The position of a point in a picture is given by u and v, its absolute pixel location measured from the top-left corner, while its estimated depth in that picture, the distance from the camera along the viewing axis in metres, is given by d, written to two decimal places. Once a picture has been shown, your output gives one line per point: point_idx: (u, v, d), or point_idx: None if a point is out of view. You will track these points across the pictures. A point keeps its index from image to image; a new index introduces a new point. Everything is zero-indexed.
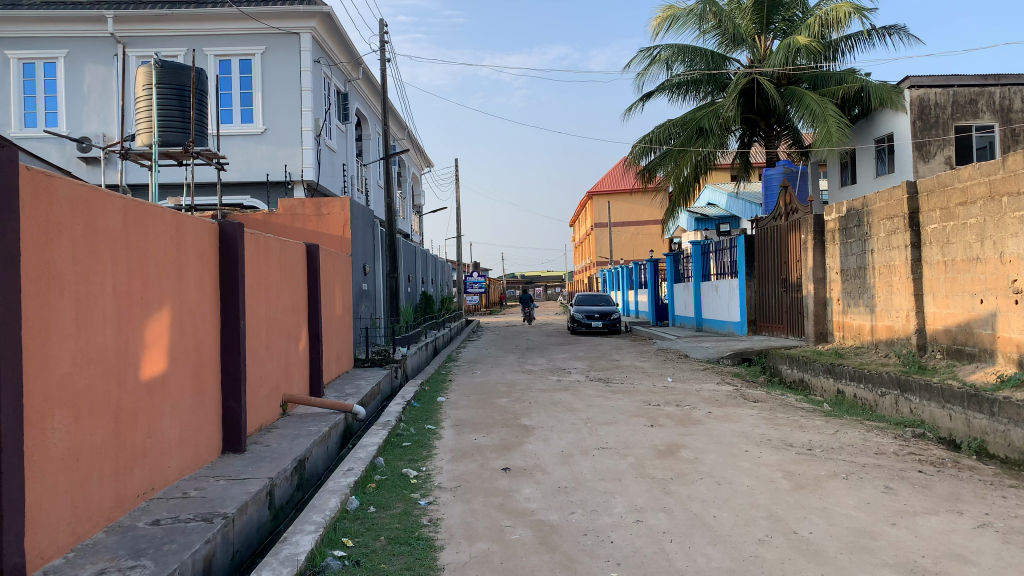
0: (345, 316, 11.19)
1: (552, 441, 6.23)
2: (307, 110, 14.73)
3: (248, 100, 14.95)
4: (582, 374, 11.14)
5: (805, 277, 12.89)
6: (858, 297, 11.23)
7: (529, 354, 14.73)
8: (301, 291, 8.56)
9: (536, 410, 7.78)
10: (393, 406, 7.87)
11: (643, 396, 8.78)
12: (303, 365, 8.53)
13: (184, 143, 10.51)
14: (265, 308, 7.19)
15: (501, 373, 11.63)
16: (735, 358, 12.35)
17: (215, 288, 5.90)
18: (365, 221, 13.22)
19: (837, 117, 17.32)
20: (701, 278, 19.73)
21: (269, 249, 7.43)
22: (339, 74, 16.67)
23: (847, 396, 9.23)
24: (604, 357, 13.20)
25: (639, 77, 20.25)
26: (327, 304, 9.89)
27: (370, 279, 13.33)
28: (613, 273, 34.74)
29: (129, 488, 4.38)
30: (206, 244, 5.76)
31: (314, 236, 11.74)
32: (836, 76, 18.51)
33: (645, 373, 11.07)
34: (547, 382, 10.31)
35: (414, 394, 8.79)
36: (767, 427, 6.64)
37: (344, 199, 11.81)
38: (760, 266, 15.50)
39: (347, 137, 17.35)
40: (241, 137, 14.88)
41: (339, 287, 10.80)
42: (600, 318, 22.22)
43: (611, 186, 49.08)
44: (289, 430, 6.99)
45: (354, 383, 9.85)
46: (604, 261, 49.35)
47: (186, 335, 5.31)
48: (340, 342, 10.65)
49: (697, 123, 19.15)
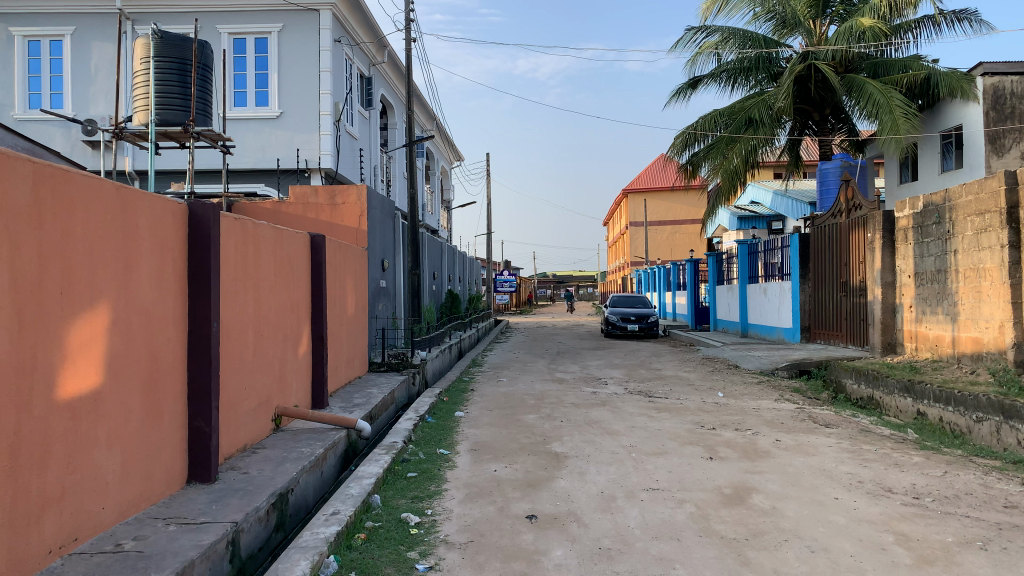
0: (359, 316, 10.17)
1: (589, 478, 5.06)
2: (327, 92, 13.76)
3: (263, 81, 13.98)
4: (621, 386, 9.93)
5: (871, 281, 11.55)
6: (936, 304, 9.86)
7: (562, 359, 13.55)
8: (302, 287, 7.53)
9: (570, 432, 6.61)
10: (402, 423, 6.78)
11: (693, 416, 7.56)
12: (303, 372, 7.49)
13: (184, 122, 9.61)
14: (253, 308, 6.16)
15: (530, 382, 10.47)
16: (790, 370, 11.07)
17: (180, 283, 4.85)
18: (385, 212, 12.17)
19: (904, 106, 15.88)
20: (748, 279, 18.38)
21: (261, 239, 6.39)
22: (363, 56, 15.66)
23: (929, 419, 7.90)
24: (644, 366, 11.97)
25: (689, 63, 18.96)
26: (335, 302, 8.84)
27: (389, 275, 12.25)
28: (650, 272, 33.37)
29: (34, 544, 3.32)
30: (170, 228, 4.73)
31: (326, 227, 10.74)
32: (901, 62, 17.11)
33: (692, 386, 9.83)
34: (581, 394, 9.15)
35: (428, 408, 7.68)
36: (853, 463, 5.39)
37: (361, 187, 10.75)
38: (816, 268, 14.17)
39: (370, 124, 16.35)
40: (255, 121, 13.91)
41: (352, 283, 9.77)
42: (637, 320, 21.00)
43: (647, 183, 47.65)
44: (276, 451, 5.95)
45: (365, 392, 8.80)
46: (639, 260, 47.97)
47: (135, 339, 4.27)
48: (351, 345, 9.60)
49: (746, 114, 17.93)
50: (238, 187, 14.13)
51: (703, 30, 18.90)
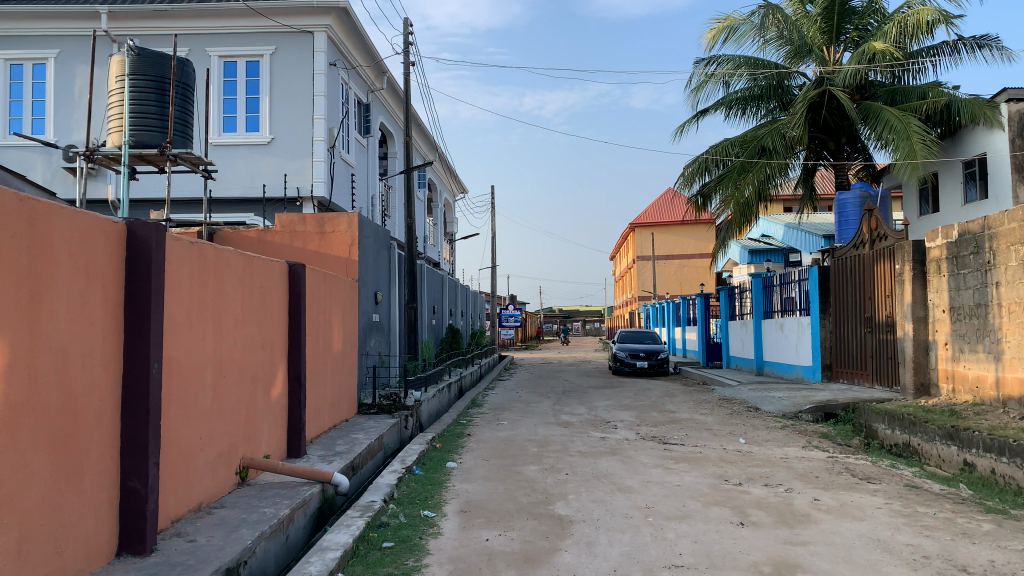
0: (347, 353, 9.40)
1: (599, 551, 4.22)
2: (321, 117, 13.17)
3: (254, 105, 13.41)
4: (632, 431, 9.08)
5: (899, 316, 10.74)
6: (975, 342, 9.00)
7: (568, 399, 12.70)
8: (277, 323, 6.78)
9: (577, 488, 5.76)
10: (384, 478, 5.96)
11: (715, 468, 6.71)
12: (275, 417, 6.70)
13: (161, 144, 8.96)
14: (213, 346, 5.39)
15: (533, 425, 9.61)
16: (815, 413, 10.19)
17: (112, 316, 4.09)
18: (380, 242, 11.45)
19: (922, 131, 15.19)
20: (762, 315, 17.57)
21: (226, 267, 5.64)
22: (361, 82, 15.13)
23: (979, 472, 6.99)
24: (656, 408, 11.11)
25: (694, 93, 18.41)
26: (318, 338, 8.07)
27: (383, 308, 11.48)
28: (659, 307, 32.55)
29: None
30: (102, 251, 3.99)
31: (315, 257, 10.03)
32: (918, 90, 16.36)
33: (709, 432, 8.96)
34: (589, 440, 8.32)
35: (417, 458, 6.85)
36: (912, 531, 4.52)
37: (352, 215, 10.04)
38: (839, 303, 13.37)
39: (368, 152, 15.76)
40: (245, 147, 13.31)
41: (339, 317, 9.03)
42: (646, 357, 20.17)
43: (655, 217, 47.04)
44: (235, 511, 5.13)
45: (349, 438, 8.00)
46: (647, 295, 47.22)
47: (43, 386, 3.50)
48: (336, 386, 8.81)
49: (758, 142, 17.28)
50: (228, 217, 13.47)
51: (710, 61, 18.39)
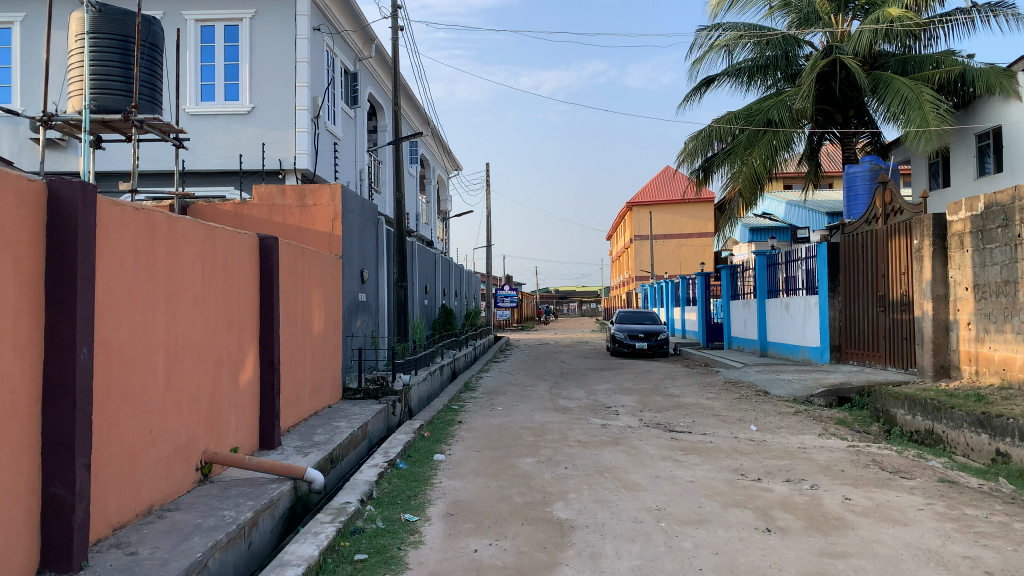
0: (330, 334, 8.78)
1: (605, 566, 3.61)
2: (303, 85, 12.45)
3: (233, 73, 12.69)
4: (635, 417, 8.48)
5: (917, 294, 10.13)
6: (1002, 321, 8.37)
7: (566, 382, 12.11)
8: (245, 303, 6.13)
9: (578, 485, 5.15)
10: (362, 475, 5.34)
11: (729, 460, 6.10)
12: (245, 406, 6.08)
13: (126, 109, 8.24)
14: (165, 327, 4.76)
15: (528, 411, 9.00)
16: (827, 397, 9.61)
17: (28, 290, 3.43)
18: (366, 216, 10.77)
19: (935, 102, 14.49)
20: (766, 294, 16.98)
21: (181, 238, 4.98)
22: (347, 49, 14.38)
23: (1015, 463, 6.36)
24: (658, 392, 10.52)
25: (697, 63, 17.70)
26: (295, 319, 7.44)
27: (370, 287, 10.85)
28: (657, 287, 31.95)
29: None
30: (13, 214, 3.33)
31: (295, 232, 9.36)
32: (931, 59, 15.69)
33: (718, 419, 8.37)
34: (589, 427, 7.72)
35: (401, 451, 6.23)
36: (967, 540, 3.92)
37: (335, 186, 9.35)
38: (850, 281, 12.78)
39: (356, 124, 15.05)
40: (224, 117, 12.60)
41: (320, 297, 8.40)
42: (645, 338, 19.57)
43: (653, 196, 46.33)
44: (190, 514, 4.53)
45: (330, 427, 7.38)
46: (644, 275, 46.62)
47: None
48: (317, 370, 8.19)
49: (764, 115, 16.58)
50: (206, 191, 12.77)
51: (715, 28, 17.65)
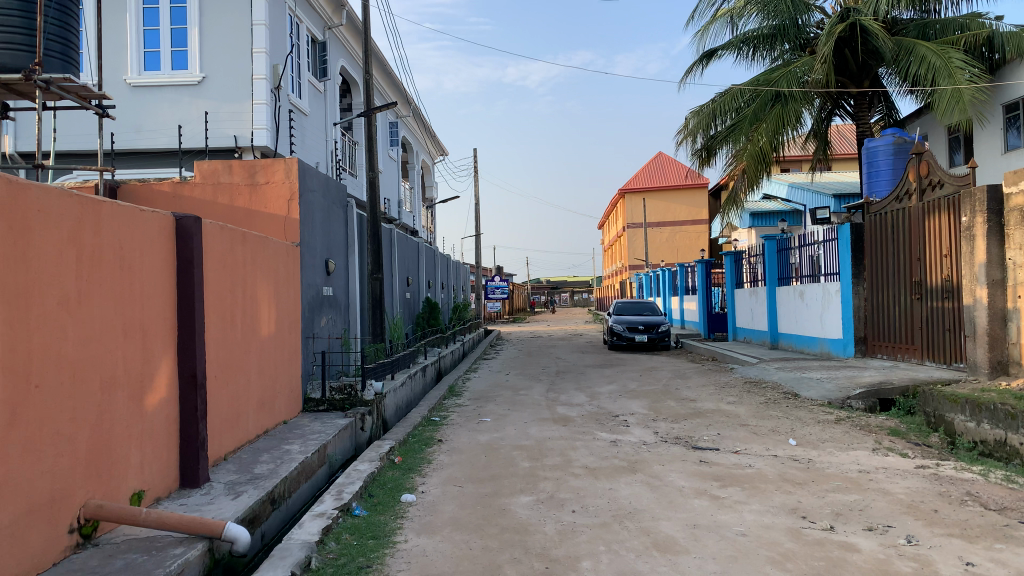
0: (285, 335, 7.39)
1: None
2: (262, 50, 11.20)
3: (181, 38, 11.46)
4: (649, 430, 7.14)
5: (966, 279, 8.81)
6: None
7: (563, 383, 10.77)
8: (152, 299, 4.72)
9: (593, 545, 3.80)
10: (300, 533, 3.96)
11: (782, 494, 4.75)
12: (155, 435, 4.69)
13: (29, 66, 6.81)
14: (9, 341, 3.36)
15: (521, 423, 7.63)
16: (866, 399, 8.28)
17: None
18: (332, 197, 9.35)
19: (966, 67, 13.18)
20: (776, 282, 15.69)
21: (35, 214, 3.57)
22: (314, 16, 12.98)
23: None
24: (670, 395, 9.18)
25: (700, 33, 16.29)
26: (233, 321, 6.05)
27: (337, 280, 9.46)
28: (654, 276, 30.68)
29: None
30: None
31: (245, 216, 7.94)
32: (956, 22, 14.40)
33: (747, 431, 7.04)
34: (596, 445, 6.37)
35: (359, 489, 4.86)
36: None
37: (290, 160, 7.92)
38: (876, 265, 11.50)
39: (325, 99, 13.65)
40: (171, 88, 11.41)
41: (270, 292, 7.00)
42: (645, 330, 18.27)
43: (645, 182, 45.10)
44: None
45: (277, 454, 6.00)
46: (639, 264, 45.40)
47: None
48: (267, 380, 6.81)
49: (773, 87, 15.19)
50: (146, 174, 11.61)
51: None
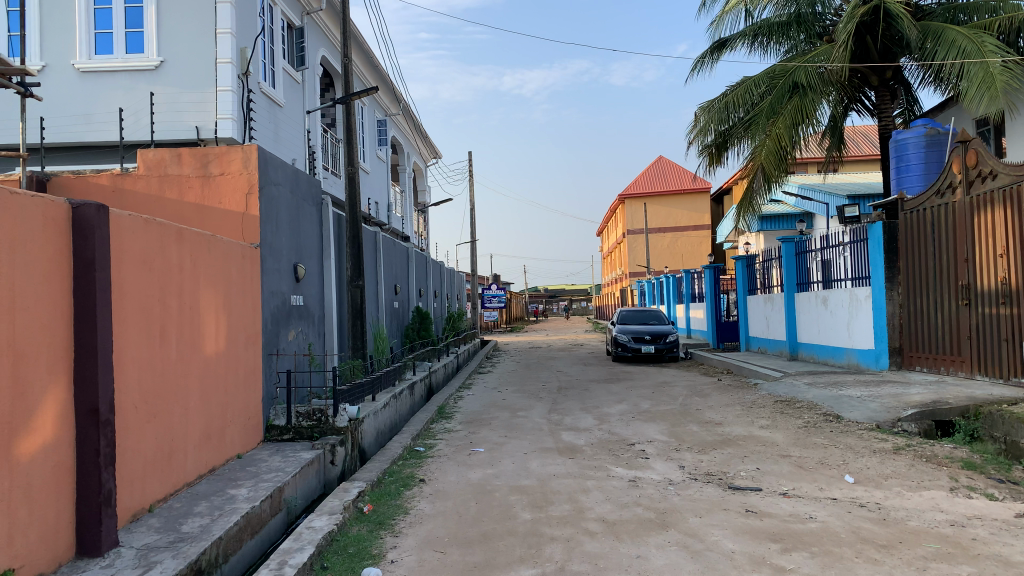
0: (238, 351, 6.21)
1: None
2: (226, 31, 10.34)
3: (136, 19, 10.57)
4: (673, 463, 5.97)
5: None
6: None
7: (568, 402, 9.60)
8: (33, 309, 3.56)
9: None
10: None
11: (866, 564, 3.58)
12: (32, 493, 3.50)
13: None
14: None
15: (520, 454, 6.46)
16: (921, 422, 7.13)
17: None
18: (303, 192, 8.21)
19: (1000, 51, 12.09)
20: (794, 287, 14.52)
21: None
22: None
23: None
24: (691, 417, 8.00)
25: (715, 23, 15.17)
26: (163, 337, 4.87)
27: (308, 288, 8.29)
28: (658, 285, 29.54)
29: None
30: None
31: (196, 213, 6.80)
32: (987, 4, 13.38)
33: (791, 465, 5.87)
34: (614, 486, 5.20)
35: (309, 560, 3.66)
36: None
37: (248, 147, 6.77)
38: (912, 267, 10.39)
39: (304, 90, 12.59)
40: (126, 73, 10.52)
41: (217, 300, 5.82)
42: (652, 341, 17.13)
43: (646, 188, 44.09)
44: None
45: (219, 502, 4.82)
46: (640, 271, 44.31)
47: None
48: (213, 407, 5.62)
49: (789, 77, 14.09)
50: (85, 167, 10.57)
51: None
